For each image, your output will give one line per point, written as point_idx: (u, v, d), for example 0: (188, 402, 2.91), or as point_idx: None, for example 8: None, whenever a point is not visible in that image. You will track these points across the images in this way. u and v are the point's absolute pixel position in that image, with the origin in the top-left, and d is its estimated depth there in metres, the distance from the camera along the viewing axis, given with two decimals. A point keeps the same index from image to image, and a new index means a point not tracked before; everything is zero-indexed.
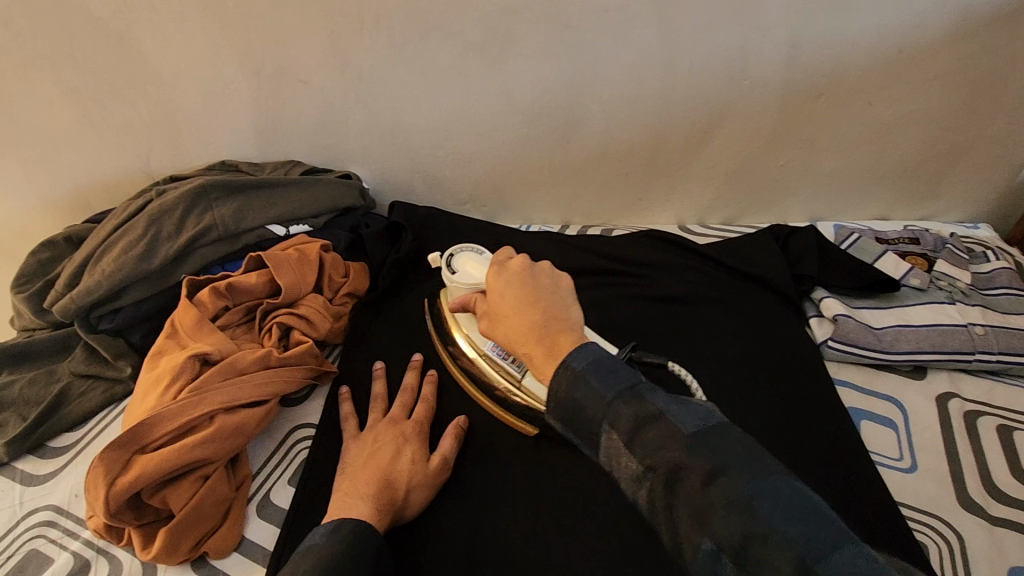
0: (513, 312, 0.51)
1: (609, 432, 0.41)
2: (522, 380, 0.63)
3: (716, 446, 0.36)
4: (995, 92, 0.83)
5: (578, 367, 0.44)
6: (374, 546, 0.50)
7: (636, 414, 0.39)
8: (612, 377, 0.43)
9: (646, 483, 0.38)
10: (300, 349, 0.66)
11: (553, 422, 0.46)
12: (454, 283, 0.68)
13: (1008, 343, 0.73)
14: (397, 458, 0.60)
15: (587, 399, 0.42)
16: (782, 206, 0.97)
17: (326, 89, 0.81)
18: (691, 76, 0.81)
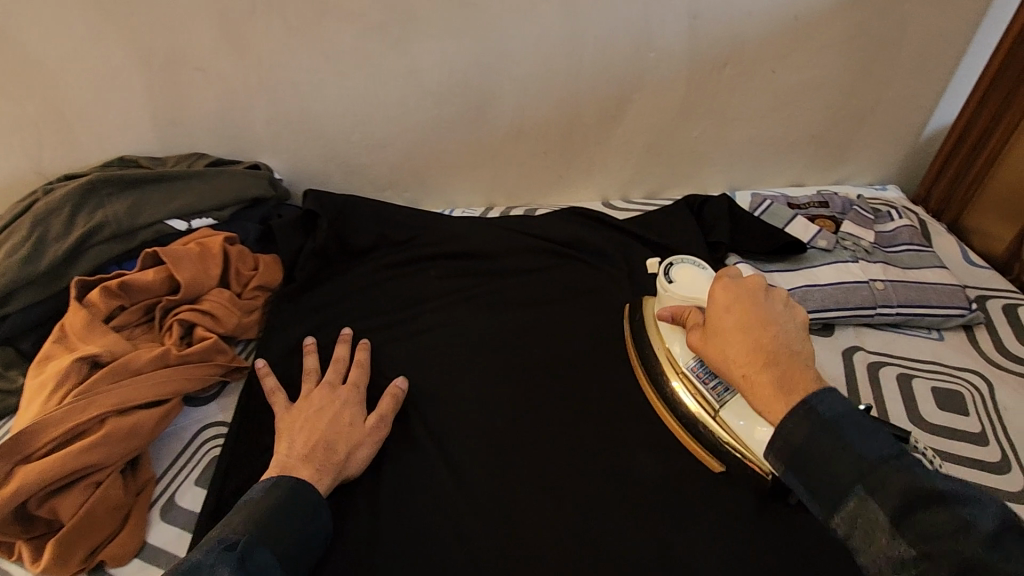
0: (744, 333, 0.49)
1: (862, 498, 0.39)
2: (720, 410, 0.56)
3: (1009, 551, 0.34)
4: (890, 56, 0.86)
5: (830, 416, 0.43)
6: (308, 505, 0.54)
7: (908, 489, 0.38)
8: (873, 439, 0.41)
9: (912, 568, 0.36)
10: (202, 345, 0.64)
11: (777, 466, 0.45)
12: (668, 292, 0.62)
13: (906, 296, 0.77)
14: (334, 421, 0.61)
15: (840, 460, 0.41)
16: (701, 177, 0.98)
17: (224, 76, 0.78)
18: (597, 50, 0.81)
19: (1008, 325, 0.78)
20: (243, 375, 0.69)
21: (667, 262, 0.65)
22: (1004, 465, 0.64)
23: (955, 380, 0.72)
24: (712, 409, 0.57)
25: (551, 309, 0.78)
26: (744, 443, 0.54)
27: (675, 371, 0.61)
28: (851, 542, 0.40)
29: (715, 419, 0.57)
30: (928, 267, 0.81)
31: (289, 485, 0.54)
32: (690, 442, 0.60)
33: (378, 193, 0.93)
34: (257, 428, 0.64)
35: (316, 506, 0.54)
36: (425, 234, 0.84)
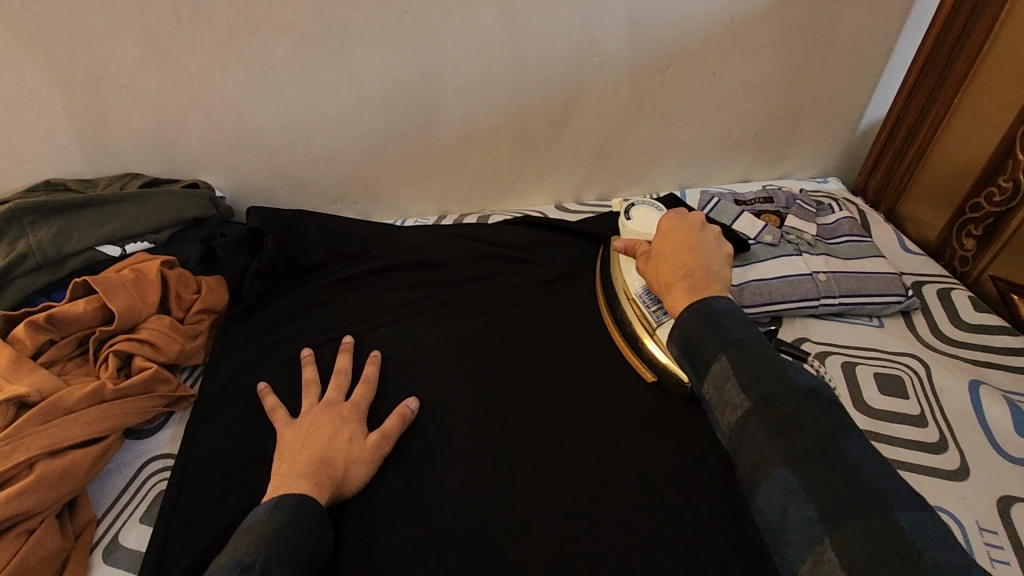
0: (674, 254, 0.60)
1: (721, 363, 0.48)
2: (658, 329, 0.67)
3: (814, 405, 0.44)
4: (822, 54, 0.89)
5: (718, 307, 0.51)
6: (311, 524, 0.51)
7: (756, 358, 0.47)
8: (745, 325, 0.50)
9: (741, 409, 0.46)
10: (141, 377, 0.61)
11: (670, 341, 0.54)
12: (625, 228, 0.72)
13: (847, 286, 0.80)
14: (335, 437, 0.60)
15: (711, 334, 0.50)
16: (651, 177, 1.00)
17: (155, 94, 0.75)
18: (540, 55, 0.81)
19: (942, 309, 0.82)
20: (189, 403, 0.67)
21: (628, 203, 0.74)
22: (942, 444, 0.67)
23: (895, 365, 0.75)
24: (651, 328, 0.68)
25: (507, 316, 0.78)
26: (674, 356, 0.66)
27: (627, 295, 0.71)
28: (711, 401, 0.49)
29: (653, 336, 0.68)
30: (867, 257, 0.84)
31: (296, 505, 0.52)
32: (632, 357, 0.71)
33: (327, 206, 0.91)
34: (205, 459, 0.61)
35: (322, 526, 0.52)
36: (376, 246, 0.83)
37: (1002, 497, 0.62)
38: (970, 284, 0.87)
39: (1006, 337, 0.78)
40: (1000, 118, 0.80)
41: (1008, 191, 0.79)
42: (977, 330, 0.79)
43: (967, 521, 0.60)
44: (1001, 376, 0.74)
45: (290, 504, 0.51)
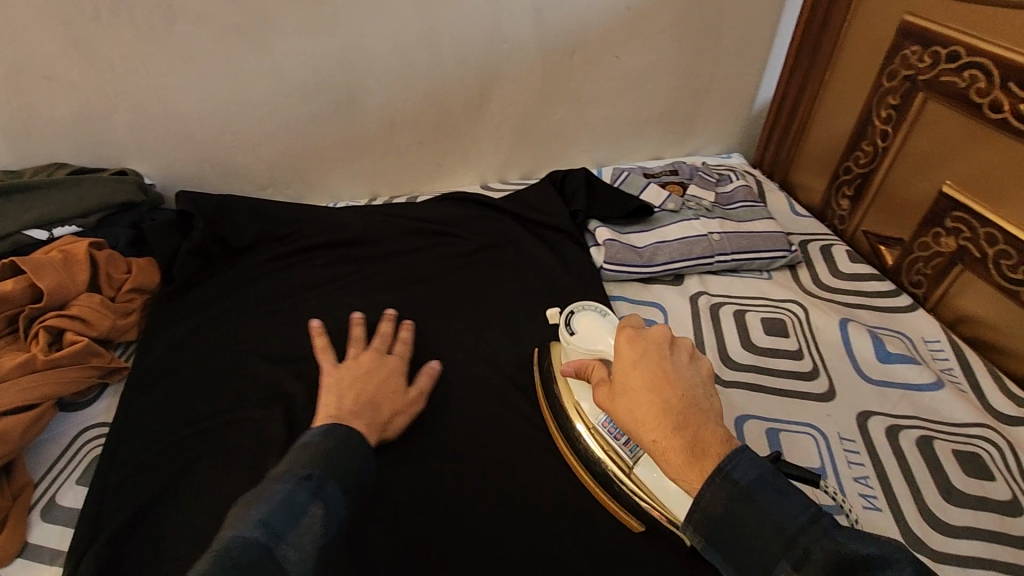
0: (650, 390, 0.48)
1: (785, 572, 0.40)
2: (634, 468, 0.56)
3: None
4: (713, 39, 0.98)
5: (750, 483, 0.43)
6: (355, 455, 0.53)
7: (830, 560, 0.38)
8: (788, 504, 0.42)
9: None
10: (73, 349, 0.64)
11: (694, 537, 0.44)
12: (571, 345, 0.62)
13: (738, 245, 0.89)
14: (378, 389, 0.66)
15: (757, 533, 0.41)
16: (569, 156, 1.07)
17: (77, 84, 0.78)
18: (453, 41, 0.87)
19: (823, 261, 0.92)
20: (124, 376, 0.70)
21: (568, 313, 0.64)
22: (814, 372, 0.76)
23: (780, 310, 0.84)
24: (626, 467, 0.57)
25: (432, 286, 0.84)
26: (658, 499, 0.55)
27: (586, 428, 0.60)
28: None
29: (630, 476, 0.57)
30: (758, 219, 0.94)
31: (350, 438, 0.55)
32: (606, 498, 0.60)
33: (259, 191, 0.95)
34: (139, 424, 0.65)
35: (365, 460, 0.54)
36: (306, 226, 0.87)
37: (861, 413, 0.72)
38: (849, 240, 0.97)
39: (874, 282, 0.88)
40: (860, 91, 0.90)
41: (870, 154, 0.89)
42: (851, 278, 0.89)
43: (831, 433, 0.70)
44: (868, 315, 0.84)
45: (341, 434, 0.54)
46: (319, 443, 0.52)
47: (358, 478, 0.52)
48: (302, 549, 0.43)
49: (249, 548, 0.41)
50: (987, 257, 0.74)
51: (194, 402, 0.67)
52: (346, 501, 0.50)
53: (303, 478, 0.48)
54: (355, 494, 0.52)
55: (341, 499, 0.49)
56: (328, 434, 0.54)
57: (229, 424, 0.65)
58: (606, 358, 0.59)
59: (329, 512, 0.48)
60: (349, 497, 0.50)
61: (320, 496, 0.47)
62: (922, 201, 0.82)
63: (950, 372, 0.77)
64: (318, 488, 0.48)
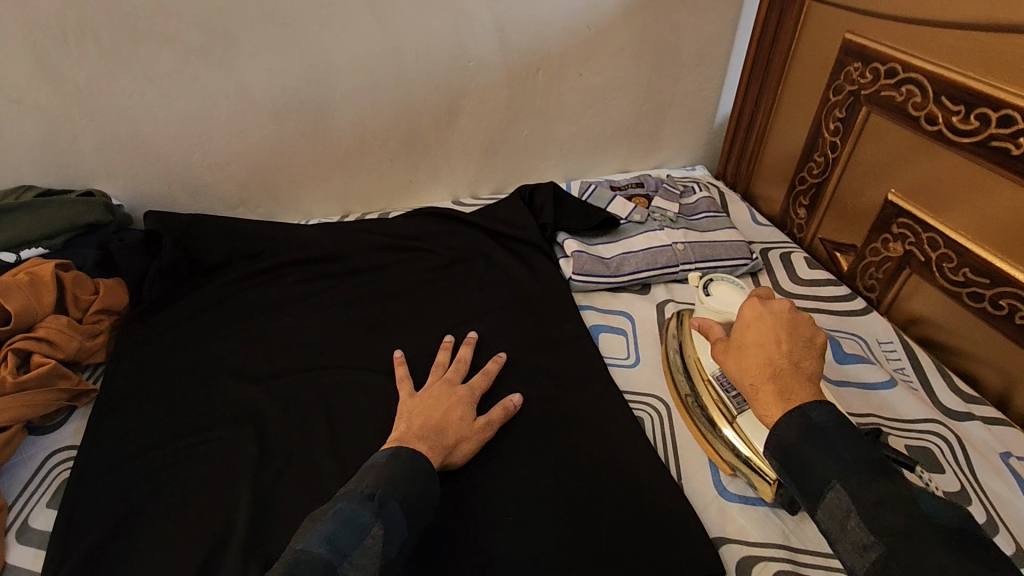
0: (759, 345, 0.54)
1: (837, 490, 0.45)
2: (737, 416, 0.65)
3: (966, 553, 0.39)
4: (672, 56, 1.03)
5: (823, 419, 0.48)
6: (421, 474, 0.54)
7: (883, 493, 0.43)
8: (857, 445, 0.47)
9: (871, 553, 0.42)
10: (40, 371, 0.64)
11: (767, 453, 0.51)
12: (705, 304, 0.73)
13: (702, 253, 0.92)
14: (450, 412, 0.65)
15: (827, 458, 0.47)
16: (539, 171, 1.10)
17: (43, 106, 0.78)
18: (420, 59, 0.89)
19: (783, 269, 0.96)
20: (92, 398, 0.70)
21: (708, 279, 0.75)
22: None
23: None
24: (730, 415, 0.66)
25: (404, 300, 0.85)
26: (753, 444, 0.63)
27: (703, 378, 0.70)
28: (826, 531, 0.46)
29: (732, 422, 0.65)
30: (720, 229, 0.97)
31: (421, 459, 0.56)
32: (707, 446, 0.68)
33: (230, 211, 0.95)
34: (106, 446, 0.65)
35: (429, 478, 0.55)
36: (278, 243, 0.88)
37: None
38: (808, 247, 1.01)
39: (830, 287, 0.92)
40: (809, 105, 0.95)
41: (822, 165, 0.94)
42: (809, 283, 0.93)
43: None
44: (826, 319, 0.88)
45: (404, 457, 0.55)
46: (385, 464, 0.54)
47: (424, 498, 0.53)
48: (364, 571, 0.45)
49: (313, 565, 0.44)
50: (932, 260, 0.78)
51: (164, 421, 0.67)
52: (411, 522, 0.51)
53: (365, 499, 0.50)
54: (423, 515, 0.52)
55: (405, 519, 0.50)
56: (399, 454, 0.55)
57: (200, 443, 0.66)
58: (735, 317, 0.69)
59: (390, 534, 0.49)
60: (411, 519, 0.51)
61: (379, 518, 0.49)
62: (871, 208, 0.87)
63: (902, 370, 0.81)
64: (378, 508, 0.49)
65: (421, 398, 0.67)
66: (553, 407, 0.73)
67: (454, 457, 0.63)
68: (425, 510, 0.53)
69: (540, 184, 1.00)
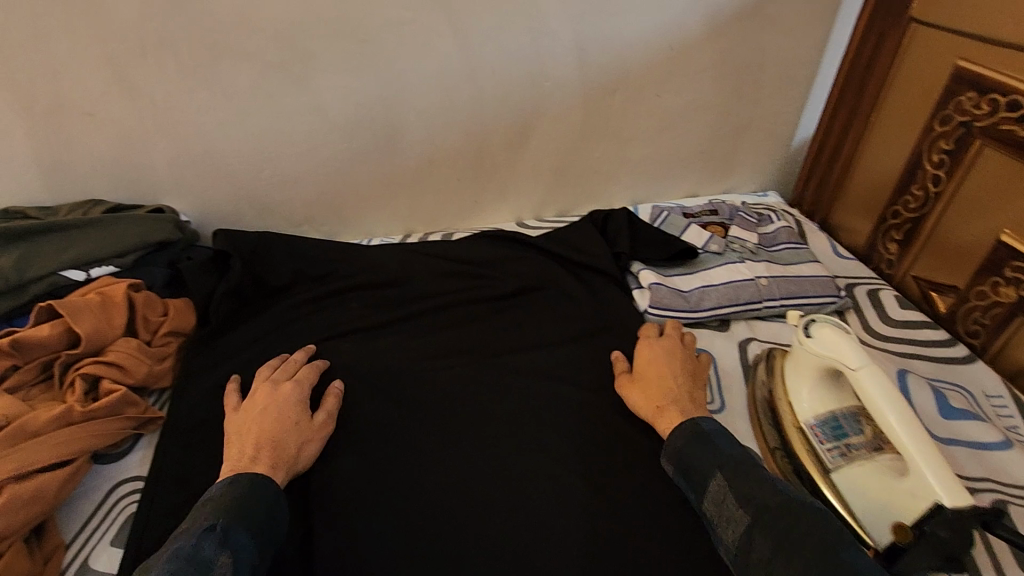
0: (656, 380, 0.70)
1: (717, 479, 0.56)
2: (831, 472, 0.62)
3: (805, 511, 0.51)
4: (755, 78, 0.97)
5: (707, 428, 0.61)
6: (265, 497, 0.55)
7: (742, 473, 0.55)
8: (730, 444, 0.59)
9: (738, 521, 0.53)
10: (111, 398, 0.61)
11: (666, 466, 0.62)
12: (803, 347, 0.66)
13: (787, 289, 0.86)
14: (281, 418, 0.63)
15: (705, 456, 0.58)
16: (607, 194, 1.06)
17: (119, 120, 0.76)
18: (495, 78, 0.86)
19: (873, 308, 0.89)
20: (158, 426, 0.67)
21: (808, 319, 0.68)
22: None
23: None
24: (823, 468, 0.63)
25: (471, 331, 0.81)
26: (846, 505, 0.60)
27: (795, 425, 0.66)
28: (707, 513, 0.57)
29: (825, 478, 0.62)
30: (804, 262, 0.92)
31: (264, 483, 0.56)
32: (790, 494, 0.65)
33: (293, 229, 0.93)
34: (172, 480, 0.61)
35: (274, 500, 0.56)
36: (343, 265, 0.85)
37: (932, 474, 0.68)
38: (897, 284, 0.94)
39: (928, 330, 0.86)
40: (908, 135, 0.89)
41: (921, 199, 0.87)
42: (904, 325, 0.86)
43: None
44: (925, 366, 0.81)
45: (244, 484, 0.55)
46: (223, 496, 0.53)
47: (274, 520, 0.54)
48: None
49: None
50: None
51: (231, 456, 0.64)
52: (260, 544, 0.52)
53: (207, 531, 0.49)
54: (273, 536, 0.54)
55: (252, 542, 0.51)
56: (235, 481, 0.55)
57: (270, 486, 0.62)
58: (839, 367, 0.62)
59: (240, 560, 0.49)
60: (260, 543, 0.52)
61: (226, 546, 0.49)
62: (978, 247, 0.80)
63: (1016, 430, 0.74)
64: (222, 536, 0.49)
65: (238, 414, 0.64)
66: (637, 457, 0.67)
67: (301, 463, 0.63)
68: (274, 530, 0.54)
69: (613, 209, 0.96)
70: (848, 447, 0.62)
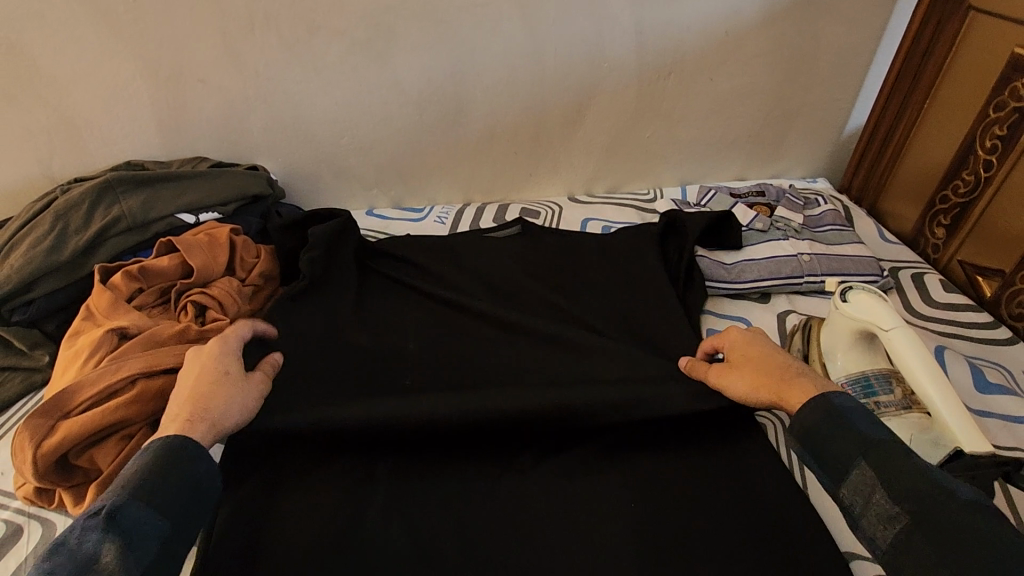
0: (772, 357, 0.61)
1: (862, 467, 0.48)
2: None
3: (983, 524, 0.42)
4: (809, 64, 1.00)
5: (842, 404, 0.52)
6: (172, 454, 0.49)
7: (898, 465, 0.46)
8: (876, 426, 0.50)
9: (895, 523, 0.45)
10: (219, 324, 0.71)
11: (792, 442, 0.54)
12: (839, 311, 0.70)
13: (828, 266, 0.89)
14: (208, 370, 0.58)
15: (843, 438, 0.50)
16: (656, 173, 1.11)
17: (224, 86, 0.87)
18: (558, 59, 0.92)
19: (915, 289, 0.91)
20: None
21: (845, 285, 0.71)
22: None
23: None
24: None
25: (523, 275, 0.86)
26: None
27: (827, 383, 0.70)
28: (850, 505, 0.49)
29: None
30: (848, 243, 0.94)
31: (175, 440, 0.50)
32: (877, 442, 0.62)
33: (365, 192, 1.03)
34: None
35: (191, 454, 0.50)
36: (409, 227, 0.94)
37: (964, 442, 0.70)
38: (943, 269, 0.96)
39: (971, 312, 0.87)
40: (961, 122, 0.90)
41: (971, 184, 0.89)
42: (945, 307, 0.88)
43: None
44: (964, 344, 0.83)
45: (153, 447, 0.49)
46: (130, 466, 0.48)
47: (196, 485, 0.49)
48: None
49: None
50: None
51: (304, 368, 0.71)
52: (175, 516, 0.46)
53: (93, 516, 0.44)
54: (197, 504, 0.49)
55: (159, 517, 0.45)
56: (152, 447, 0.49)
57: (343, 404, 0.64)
58: (872, 330, 0.66)
59: (133, 542, 0.43)
60: (165, 514, 0.46)
61: (109, 533, 0.43)
62: None
63: None
64: (107, 520, 0.43)
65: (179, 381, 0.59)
66: None
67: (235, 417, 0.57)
68: (198, 496, 0.49)
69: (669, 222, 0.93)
70: (877, 403, 0.66)
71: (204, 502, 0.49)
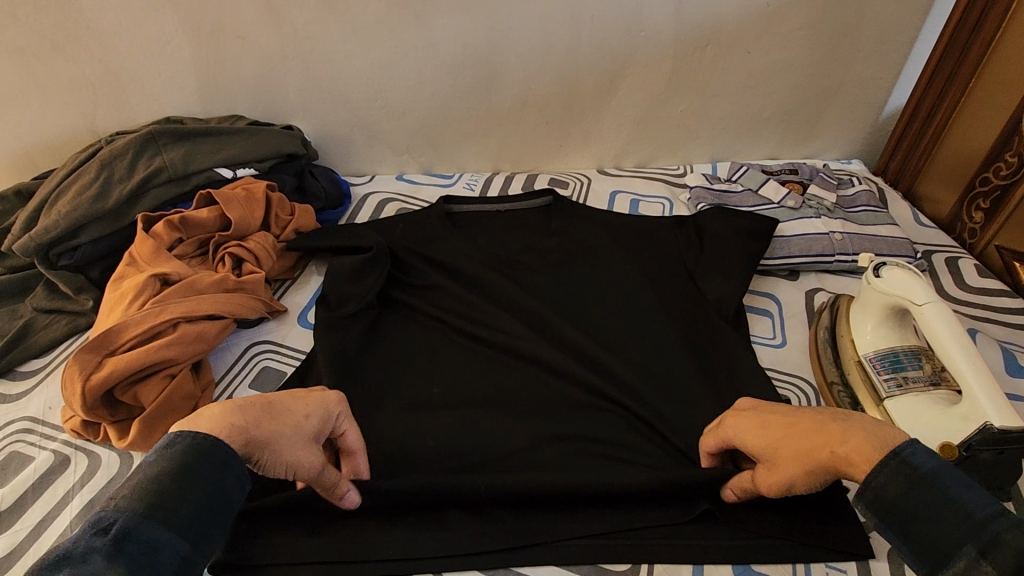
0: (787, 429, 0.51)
1: (965, 551, 0.38)
2: (885, 400, 0.66)
3: None
4: (854, 39, 0.97)
5: (924, 465, 0.43)
6: (214, 462, 0.44)
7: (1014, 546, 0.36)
8: (976, 494, 0.40)
9: None
10: (255, 277, 0.73)
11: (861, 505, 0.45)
12: (872, 286, 0.69)
13: (860, 246, 0.88)
14: (294, 411, 0.52)
15: (932, 508, 0.40)
16: (686, 149, 1.10)
17: (262, 44, 0.88)
18: (593, 27, 0.91)
19: (948, 273, 0.90)
20: (283, 313, 0.78)
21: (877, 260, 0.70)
22: None
23: None
24: (878, 398, 0.67)
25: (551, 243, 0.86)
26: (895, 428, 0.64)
27: (856, 356, 0.70)
28: None
29: (879, 406, 0.67)
30: (881, 224, 0.92)
31: (206, 446, 0.45)
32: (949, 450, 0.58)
33: (397, 157, 1.04)
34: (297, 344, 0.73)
35: (225, 467, 0.45)
36: None
37: None
38: (979, 255, 0.94)
39: (1005, 299, 0.85)
40: (1007, 101, 0.88)
41: (1014, 166, 0.87)
42: (979, 292, 0.87)
43: None
44: (997, 329, 0.81)
45: (186, 448, 0.44)
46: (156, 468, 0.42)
47: (220, 500, 0.44)
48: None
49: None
50: None
51: (336, 322, 0.73)
52: (193, 534, 0.41)
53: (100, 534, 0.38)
54: (216, 519, 0.43)
55: (178, 537, 0.40)
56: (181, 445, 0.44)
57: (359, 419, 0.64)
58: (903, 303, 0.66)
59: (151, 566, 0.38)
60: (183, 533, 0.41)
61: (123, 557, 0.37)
62: None
63: None
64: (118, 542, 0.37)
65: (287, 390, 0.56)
66: (701, 366, 0.72)
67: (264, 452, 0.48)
68: (219, 513, 0.43)
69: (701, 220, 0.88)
70: (905, 378, 0.66)
71: (223, 524, 0.44)
